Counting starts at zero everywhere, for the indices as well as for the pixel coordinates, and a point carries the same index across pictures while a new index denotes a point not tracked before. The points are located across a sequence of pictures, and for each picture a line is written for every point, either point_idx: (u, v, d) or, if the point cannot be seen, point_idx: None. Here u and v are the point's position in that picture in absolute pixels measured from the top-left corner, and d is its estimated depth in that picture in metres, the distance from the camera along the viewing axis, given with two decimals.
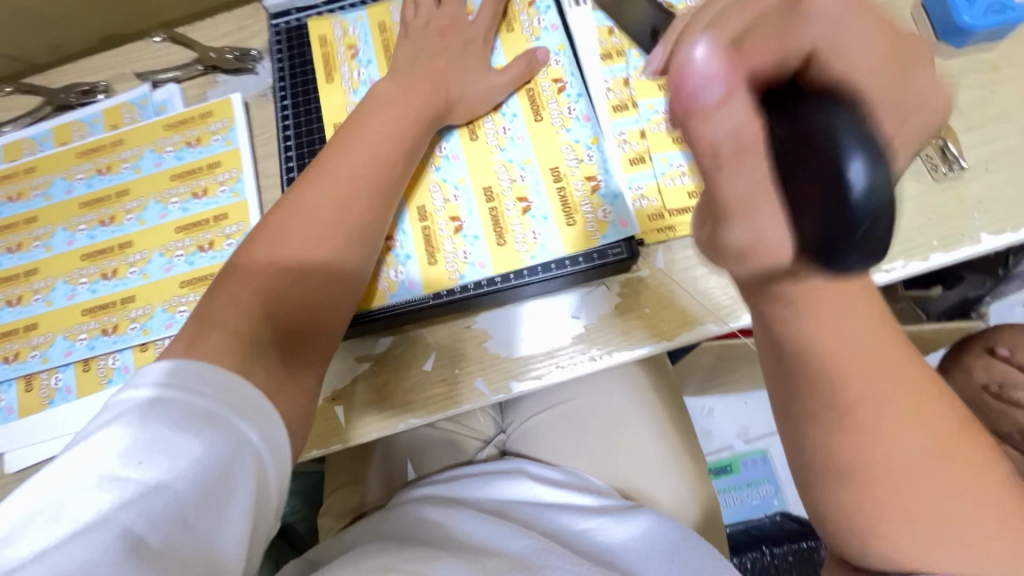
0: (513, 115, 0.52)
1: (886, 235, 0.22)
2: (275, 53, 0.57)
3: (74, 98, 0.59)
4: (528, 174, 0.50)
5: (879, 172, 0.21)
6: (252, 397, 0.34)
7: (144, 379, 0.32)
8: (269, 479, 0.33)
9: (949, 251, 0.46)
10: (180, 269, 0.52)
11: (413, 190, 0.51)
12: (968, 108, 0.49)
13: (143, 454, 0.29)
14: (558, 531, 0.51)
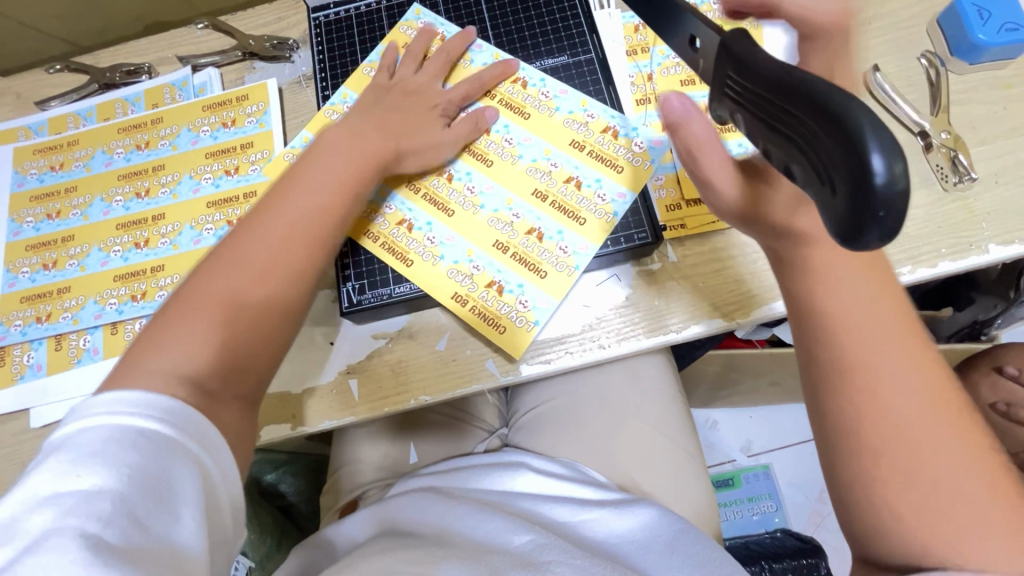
0: (505, 126, 0.53)
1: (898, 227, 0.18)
2: (313, 43, 0.59)
3: (119, 77, 0.62)
4: (559, 159, 0.51)
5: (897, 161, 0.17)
6: (190, 414, 0.34)
7: (76, 413, 0.33)
8: (216, 486, 0.34)
9: (956, 260, 0.47)
10: (207, 191, 0.56)
11: (472, 231, 0.50)
12: (979, 123, 0.50)
13: (82, 466, 0.30)
14: (558, 525, 0.51)
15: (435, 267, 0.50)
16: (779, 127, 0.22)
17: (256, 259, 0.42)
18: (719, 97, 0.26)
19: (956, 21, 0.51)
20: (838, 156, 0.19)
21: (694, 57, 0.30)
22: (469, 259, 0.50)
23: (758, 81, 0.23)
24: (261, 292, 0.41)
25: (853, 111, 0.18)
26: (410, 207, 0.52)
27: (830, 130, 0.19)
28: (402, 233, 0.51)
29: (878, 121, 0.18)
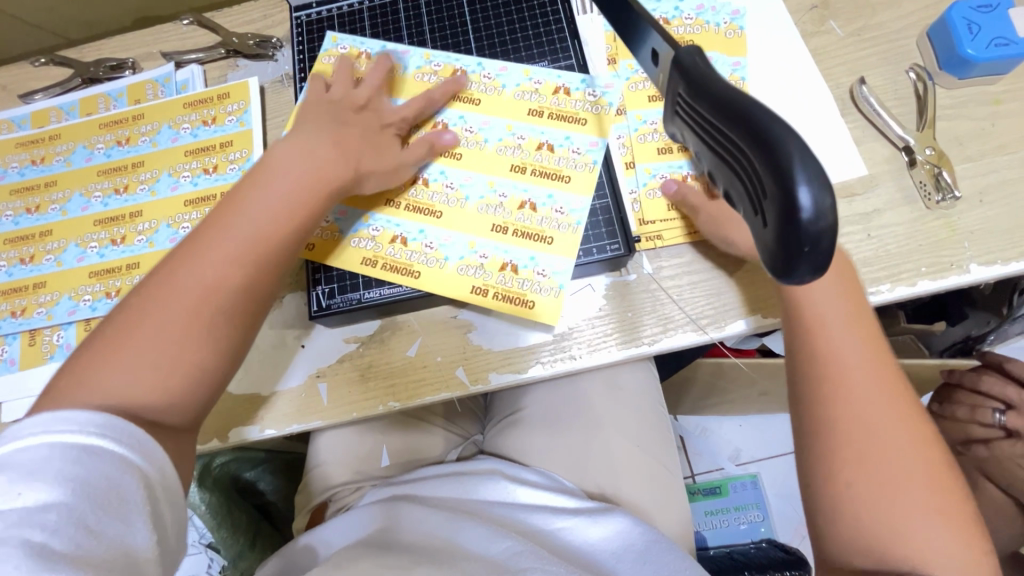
0: (460, 118, 0.53)
1: (825, 257, 0.18)
2: (295, 44, 0.58)
3: (103, 72, 0.62)
4: (523, 131, 0.52)
5: (823, 198, 0.17)
6: (126, 427, 0.33)
7: (9, 433, 0.31)
8: (160, 490, 0.34)
9: (936, 279, 0.46)
10: (185, 189, 0.56)
11: (461, 220, 0.50)
12: (965, 139, 0.49)
13: (21, 485, 0.30)
14: (536, 531, 0.51)
15: (444, 269, 0.49)
16: (722, 150, 0.21)
17: (207, 259, 0.40)
18: (671, 115, 0.25)
19: (946, 34, 0.50)
20: (770, 187, 0.18)
21: (656, 70, 0.29)
22: (473, 251, 0.49)
23: (703, 99, 0.22)
24: (214, 284, 0.39)
25: (785, 140, 0.18)
26: (395, 221, 0.51)
27: (763, 160, 0.19)
28: (398, 249, 0.50)
29: (809, 152, 0.18)
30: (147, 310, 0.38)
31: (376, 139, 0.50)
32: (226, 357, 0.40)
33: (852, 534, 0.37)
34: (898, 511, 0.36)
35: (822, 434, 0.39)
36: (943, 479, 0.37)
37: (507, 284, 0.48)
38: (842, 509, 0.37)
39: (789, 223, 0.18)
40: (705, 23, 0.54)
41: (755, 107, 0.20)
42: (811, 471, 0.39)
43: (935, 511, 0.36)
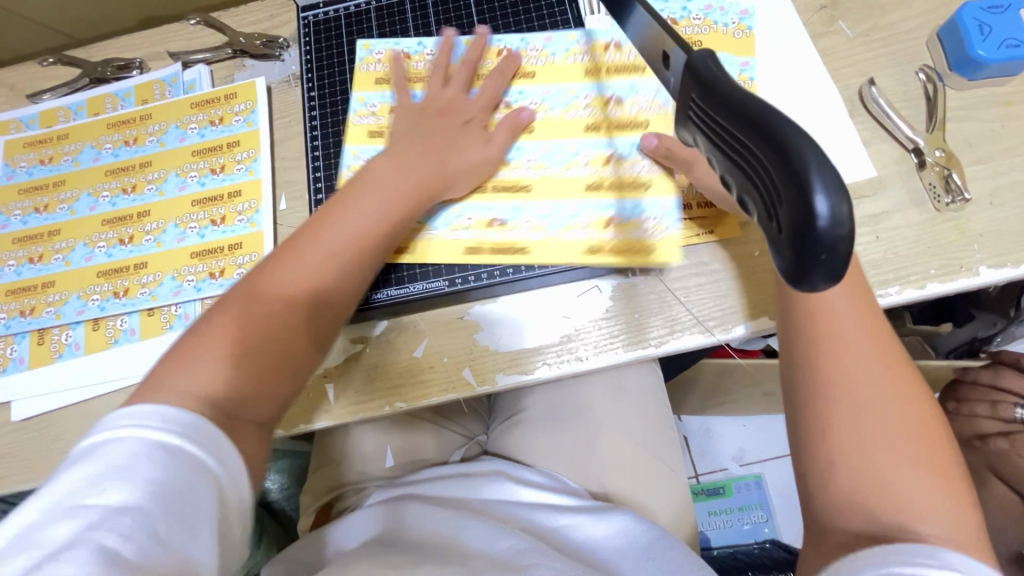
0: (521, 93, 0.54)
1: (840, 265, 0.18)
2: (303, 45, 0.59)
3: (110, 72, 0.62)
4: (586, 91, 0.53)
5: (839, 206, 0.17)
6: (206, 427, 0.33)
7: (105, 423, 0.32)
8: (231, 501, 0.33)
9: (945, 282, 0.46)
10: (193, 189, 0.56)
11: (559, 186, 0.51)
12: (975, 141, 0.49)
13: (107, 481, 0.30)
14: (539, 528, 0.51)
15: (550, 239, 0.50)
16: (735, 156, 0.21)
17: (309, 258, 0.42)
18: (683, 120, 0.25)
19: (956, 35, 0.50)
20: (784, 193, 0.18)
21: (667, 74, 0.28)
22: (574, 216, 0.50)
23: (716, 104, 0.22)
24: (312, 279, 0.42)
25: (800, 146, 0.18)
26: (486, 206, 0.51)
27: (777, 166, 0.19)
28: (497, 232, 0.50)
29: (824, 159, 0.18)
30: (253, 303, 0.40)
31: (459, 131, 0.51)
32: (312, 352, 0.42)
33: (842, 491, 0.35)
34: (889, 468, 0.34)
35: (815, 391, 0.37)
36: (938, 448, 0.35)
37: (618, 239, 0.49)
38: (830, 490, 0.35)
39: (803, 230, 0.18)
40: (712, 24, 0.53)
41: (770, 112, 0.20)
42: (801, 430, 0.37)
43: (926, 467, 0.34)
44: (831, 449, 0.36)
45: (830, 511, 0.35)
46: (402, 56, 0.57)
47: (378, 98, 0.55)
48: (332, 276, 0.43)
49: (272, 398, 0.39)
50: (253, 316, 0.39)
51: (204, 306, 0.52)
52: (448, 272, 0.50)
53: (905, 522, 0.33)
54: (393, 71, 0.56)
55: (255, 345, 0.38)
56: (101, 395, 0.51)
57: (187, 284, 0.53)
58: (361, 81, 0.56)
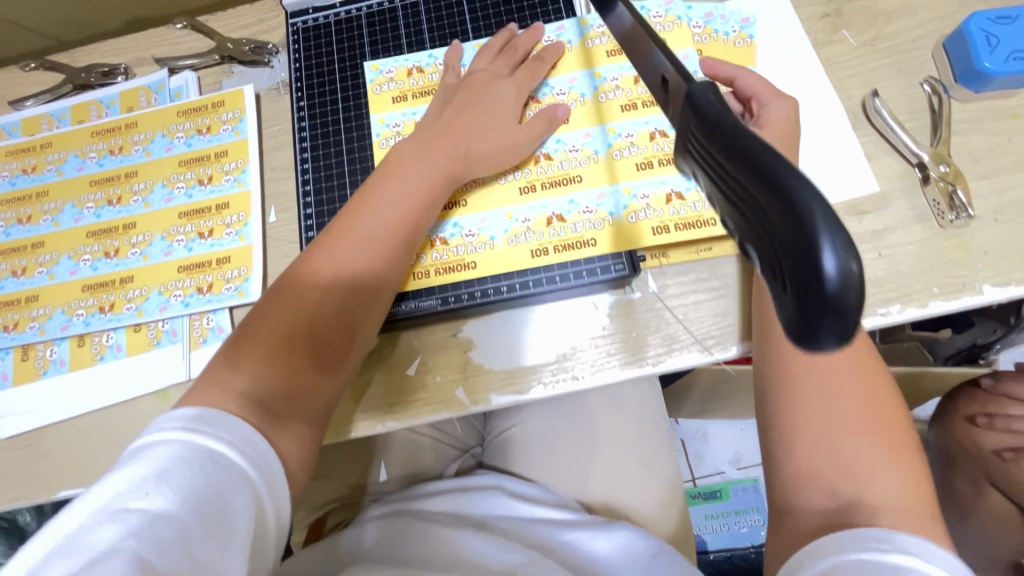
0: (549, 87, 0.53)
1: (853, 323, 0.16)
2: (291, 51, 0.57)
3: (95, 78, 0.60)
4: (614, 73, 0.53)
5: (849, 264, 0.16)
6: (252, 436, 0.36)
7: (156, 425, 0.35)
8: (263, 516, 0.35)
9: (949, 300, 0.45)
10: (180, 201, 0.54)
11: (613, 171, 0.50)
12: (981, 155, 0.48)
13: (150, 485, 0.31)
14: (544, 543, 0.50)
15: (616, 224, 0.48)
16: (738, 199, 0.20)
17: (345, 246, 0.44)
18: (682, 154, 0.24)
19: (962, 46, 0.48)
20: (788, 246, 0.17)
21: (665, 99, 0.27)
22: (634, 196, 0.49)
23: (719, 143, 0.21)
24: (345, 266, 0.43)
25: (808, 200, 0.17)
26: (541, 204, 0.50)
27: (785, 217, 0.17)
28: (560, 228, 0.49)
29: (834, 214, 0.17)
30: (277, 303, 0.42)
31: (487, 115, 0.49)
32: (350, 335, 0.43)
33: (803, 467, 0.38)
34: (846, 445, 0.37)
35: (779, 372, 0.41)
36: (901, 445, 0.37)
37: (679, 216, 0.48)
38: (799, 476, 0.38)
39: (811, 288, 0.16)
40: (706, 35, 0.52)
41: (776, 158, 0.18)
42: (769, 409, 0.41)
43: (880, 445, 0.37)
44: (795, 426, 0.39)
45: (793, 489, 0.38)
46: (412, 72, 0.55)
47: (401, 118, 0.53)
48: (355, 275, 0.44)
49: (315, 395, 0.42)
50: (281, 313, 0.42)
51: (191, 322, 0.51)
52: (467, 285, 0.49)
53: (861, 495, 0.35)
54: (406, 87, 0.54)
55: (286, 338, 0.41)
56: (85, 413, 0.50)
57: (174, 299, 0.51)
58: (377, 103, 0.54)
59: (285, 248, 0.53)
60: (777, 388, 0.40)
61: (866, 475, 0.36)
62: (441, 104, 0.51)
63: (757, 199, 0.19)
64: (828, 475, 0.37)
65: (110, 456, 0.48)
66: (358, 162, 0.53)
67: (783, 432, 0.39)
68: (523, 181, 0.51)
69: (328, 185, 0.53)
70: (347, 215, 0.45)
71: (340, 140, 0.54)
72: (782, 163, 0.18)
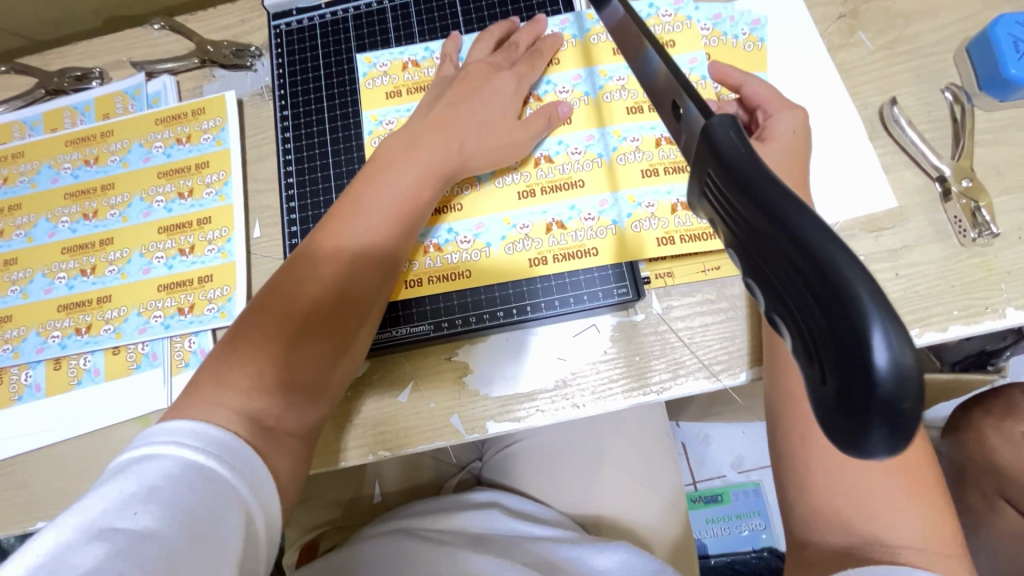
0: (548, 83, 0.50)
1: (907, 425, 0.14)
2: (274, 54, 0.54)
3: (68, 83, 0.57)
4: (620, 72, 0.50)
5: (904, 359, 0.14)
6: (248, 455, 0.34)
7: (145, 438, 0.33)
8: (255, 540, 0.33)
9: (970, 324, 0.42)
10: (159, 215, 0.52)
11: (614, 177, 0.47)
12: (1005, 168, 0.45)
13: (138, 504, 0.29)
14: (546, 558, 0.48)
15: (620, 233, 0.46)
16: (766, 264, 0.18)
17: (346, 234, 0.41)
18: (698, 196, 0.21)
19: (988, 52, 0.46)
20: (830, 335, 0.15)
21: (676, 126, 0.24)
22: (638, 204, 0.46)
23: (747, 197, 0.18)
24: (346, 251, 0.41)
25: (854, 283, 0.15)
26: (541, 210, 0.47)
27: (826, 300, 0.15)
28: (560, 235, 0.46)
29: (883, 301, 0.14)
30: (261, 321, 0.39)
31: (485, 109, 0.46)
32: (353, 324, 0.41)
33: (818, 500, 0.35)
34: (864, 478, 0.34)
35: (791, 393, 0.38)
36: (924, 478, 0.35)
37: (684, 226, 0.46)
38: (814, 511, 0.35)
39: (858, 390, 0.14)
40: (716, 37, 0.49)
41: (811, 225, 0.16)
42: (780, 437, 0.38)
43: (902, 478, 0.34)
44: (807, 458, 0.36)
45: (806, 524, 0.35)
46: (407, 66, 0.52)
47: (394, 115, 0.50)
48: (345, 291, 0.41)
49: (302, 418, 0.40)
50: (267, 333, 0.39)
51: (172, 344, 0.49)
52: (461, 310, 0.46)
53: (879, 533, 0.33)
54: (399, 83, 0.51)
55: (286, 331, 0.39)
56: (62, 440, 0.48)
57: (154, 320, 0.49)
58: (370, 98, 0.51)
59: (269, 265, 0.50)
60: (789, 416, 0.38)
61: (888, 511, 0.34)
62: (436, 95, 0.48)
63: (791, 266, 0.16)
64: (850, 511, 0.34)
65: (88, 486, 0.46)
66: (346, 167, 0.50)
67: (798, 463, 0.37)
68: (523, 185, 0.48)
69: (313, 193, 0.50)
70: (349, 202, 0.43)
71: (325, 152, 0.51)
72: (820, 232, 0.16)
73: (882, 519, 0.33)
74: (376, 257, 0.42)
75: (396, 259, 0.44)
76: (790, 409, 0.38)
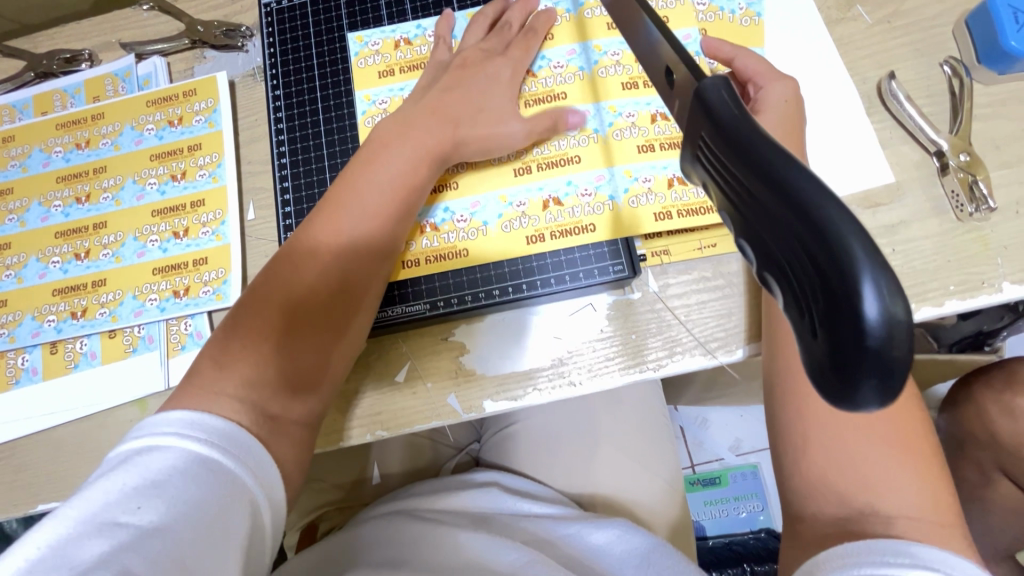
0: (542, 59, 0.49)
1: (900, 380, 0.14)
2: (265, 34, 0.53)
3: (57, 66, 0.57)
4: (614, 47, 0.49)
5: (898, 310, 0.14)
6: (249, 443, 0.34)
7: (144, 429, 0.33)
8: (261, 525, 0.33)
9: (966, 299, 0.42)
10: (152, 198, 0.51)
11: (609, 153, 0.47)
12: (1003, 142, 0.45)
13: (141, 498, 0.29)
14: (543, 536, 0.48)
15: (616, 209, 0.46)
16: (757, 223, 0.18)
17: (341, 214, 0.41)
18: (691, 161, 0.21)
19: (987, 23, 0.45)
20: (821, 287, 0.15)
21: (671, 95, 0.24)
22: (634, 179, 0.46)
23: (738, 156, 0.18)
24: (341, 231, 0.41)
25: (846, 234, 0.15)
26: (537, 186, 0.47)
27: (817, 253, 0.15)
28: (556, 212, 0.46)
29: (874, 250, 0.14)
30: (261, 303, 0.39)
31: (479, 89, 0.46)
32: (351, 303, 0.41)
33: (813, 473, 0.36)
34: (859, 452, 0.35)
35: (789, 369, 0.38)
36: (920, 449, 0.35)
37: (680, 202, 0.45)
38: (811, 485, 0.35)
39: (848, 340, 0.14)
40: (712, 11, 0.48)
41: (803, 179, 0.16)
42: (778, 410, 0.38)
43: (898, 449, 0.35)
44: (806, 431, 0.36)
45: (802, 496, 0.36)
46: (399, 44, 0.51)
47: (387, 94, 0.50)
48: (342, 272, 0.41)
49: (306, 401, 0.40)
50: (265, 315, 0.39)
51: (168, 327, 0.49)
52: (458, 290, 0.46)
53: (874, 504, 0.33)
54: (392, 62, 0.51)
55: (283, 311, 0.39)
56: (60, 424, 0.48)
57: (150, 304, 0.49)
58: (362, 79, 0.51)
59: (264, 247, 0.50)
60: (788, 391, 0.38)
61: (883, 483, 0.34)
62: (430, 74, 0.48)
63: (782, 223, 0.16)
64: (842, 484, 0.34)
65: (88, 469, 0.46)
66: (338, 148, 0.50)
67: (795, 437, 0.37)
68: (518, 161, 0.47)
69: (306, 173, 0.49)
70: (346, 182, 0.43)
71: (318, 132, 0.50)
72: (811, 186, 0.16)
73: (876, 490, 0.34)
74: (373, 235, 0.42)
75: (396, 238, 0.43)
76: (789, 386, 0.38)
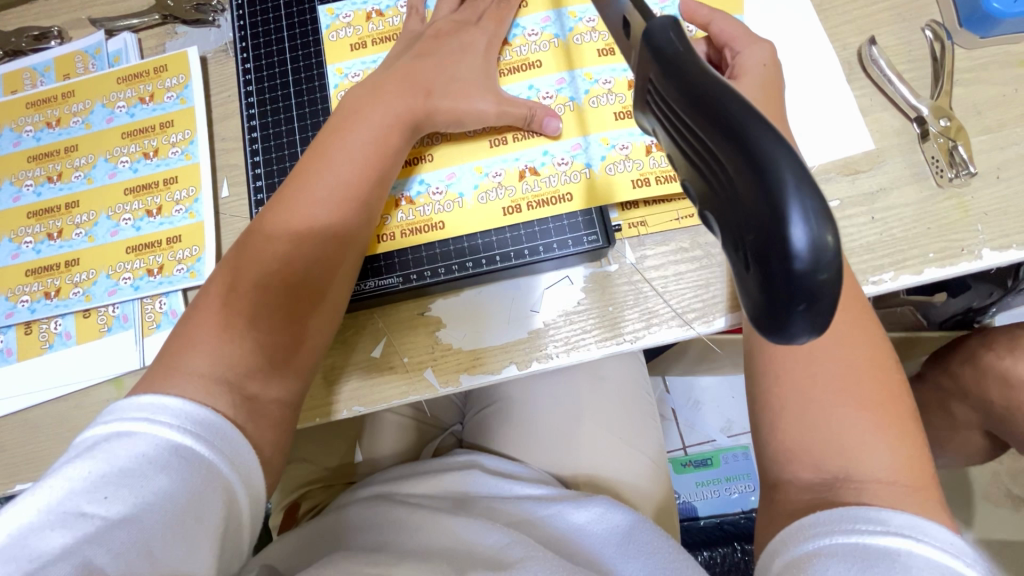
0: (517, 27, 0.48)
1: (825, 313, 0.14)
2: (235, 7, 0.52)
3: (26, 43, 0.56)
4: (590, 14, 0.48)
5: (821, 240, 0.14)
6: (224, 430, 0.33)
7: (113, 414, 0.32)
8: (238, 509, 0.33)
9: (945, 266, 0.42)
10: (125, 175, 0.51)
11: (584, 121, 0.46)
12: (984, 107, 0.44)
13: (108, 487, 0.29)
14: (525, 518, 0.48)
15: (593, 176, 0.45)
16: (699, 163, 0.17)
17: (311, 185, 0.41)
18: (642, 107, 0.21)
19: None
20: (751, 219, 0.15)
21: (627, 46, 0.23)
22: (611, 147, 0.45)
23: (680, 94, 0.18)
24: (312, 202, 0.40)
25: (778, 164, 0.14)
26: (513, 156, 0.46)
27: (749, 183, 0.15)
28: (533, 182, 0.46)
29: (804, 175, 0.14)
30: (232, 276, 0.39)
31: (451, 59, 0.45)
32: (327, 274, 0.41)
33: (789, 442, 0.35)
34: (834, 419, 0.34)
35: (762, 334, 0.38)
36: (896, 413, 0.35)
37: (657, 169, 0.45)
38: (787, 453, 0.35)
39: (777, 271, 0.14)
40: None
41: (738, 113, 0.16)
42: (755, 378, 0.38)
43: (873, 416, 0.34)
44: (781, 398, 0.36)
45: (777, 463, 0.36)
46: (372, 15, 0.50)
47: (359, 67, 0.49)
48: (315, 243, 0.40)
49: (283, 377, 0.39)
50: (236, 288, 0.38)
51: (143, 306, 0.48)
52: (433, 262, 0.45)
53: (848, 471, 0.33)
54: (364, 33, 0.50)
55: (254, 284, 0.38)
56: (36, 404, 0.47)
57: (124, 283, 0.48)
58: (334, 51, 0.50)
59: (238, 224, 0.49)
60: (764, 359, 0.38)
61: (858, 449, 0.33)
62: (402, 44, 0.47)
63: (719, 159, 0.16)
64: (817, 451, 0.34)
65: (64, 449, 0.46)
66: (310, 122, 0.49)
67: (771, 405, 0.36)
68: (493, 131, 0.47)
69: (277, 148, 0.49)
70: (316, 154, 0.42)
71: (290, 106, 0.49)
72: (746, 119, 0.15)
73: (851, 456, 0.33)
74: (346, 205, 0.41)
75: (371, 209, 0.43)
76: (766, 354, 0.37)
